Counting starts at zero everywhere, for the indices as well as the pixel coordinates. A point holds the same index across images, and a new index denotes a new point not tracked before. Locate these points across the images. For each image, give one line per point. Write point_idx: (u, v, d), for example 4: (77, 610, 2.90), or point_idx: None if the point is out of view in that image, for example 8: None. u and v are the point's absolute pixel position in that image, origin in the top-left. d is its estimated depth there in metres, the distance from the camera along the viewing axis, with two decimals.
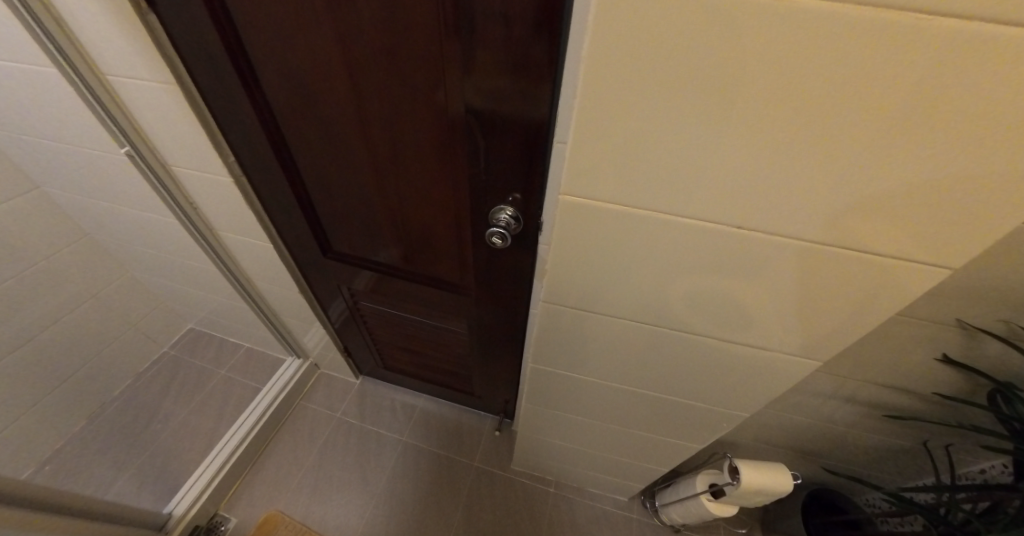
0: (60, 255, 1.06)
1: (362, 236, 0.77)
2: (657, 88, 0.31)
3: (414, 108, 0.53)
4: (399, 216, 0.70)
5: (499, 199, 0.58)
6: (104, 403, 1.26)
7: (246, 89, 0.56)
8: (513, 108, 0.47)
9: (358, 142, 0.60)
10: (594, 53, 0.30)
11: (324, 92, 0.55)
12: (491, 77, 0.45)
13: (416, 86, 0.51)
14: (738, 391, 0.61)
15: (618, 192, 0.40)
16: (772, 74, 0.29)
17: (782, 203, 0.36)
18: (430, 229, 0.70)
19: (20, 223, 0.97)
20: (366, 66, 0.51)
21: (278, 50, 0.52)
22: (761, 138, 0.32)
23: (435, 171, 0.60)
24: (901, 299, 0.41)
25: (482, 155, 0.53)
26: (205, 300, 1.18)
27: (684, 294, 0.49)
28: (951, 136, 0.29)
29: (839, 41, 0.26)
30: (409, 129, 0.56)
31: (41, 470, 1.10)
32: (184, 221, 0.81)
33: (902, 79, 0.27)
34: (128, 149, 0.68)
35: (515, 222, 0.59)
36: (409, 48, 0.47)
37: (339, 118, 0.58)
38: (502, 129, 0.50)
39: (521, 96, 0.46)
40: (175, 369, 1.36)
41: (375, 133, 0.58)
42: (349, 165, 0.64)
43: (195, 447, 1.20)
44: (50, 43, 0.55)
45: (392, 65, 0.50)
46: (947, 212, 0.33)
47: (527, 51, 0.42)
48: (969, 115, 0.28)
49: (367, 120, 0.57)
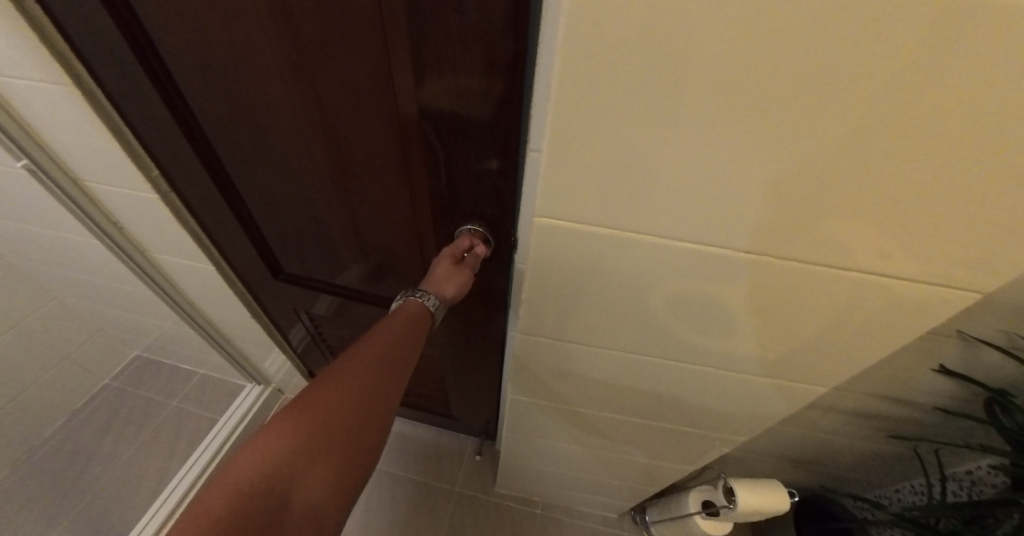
0: None
1: (315, 254, 0.70)
2: (646, 94, 0.26)
3: (361, 113, 0.46)
4: (354, 232, 0.63)
5: (466, 217, 0.53)
6: (35, 446, 1.14)
7: (161, 91, 0.48)
8: (475, 111, 0.41)
9: (300, 154, 0.53)
10: (566, 56, 0.24)
11: (251, 96, 0.47)
12: (448, 77, 0.39)
13: (360, 85, 0.43)
14: (730, 413, 0.57)
15: (601, 211, 0.34)
16: (784, 76, 0.23)
17: (778, 221, 0.32)
18: (390, 245, 0.63)
19: None
20: (299, 70, 0.43)
21: (192, 45, 0.44)
22: (767, 155, 0.27)
23: (391, 187, 0.54)
24: (904, 320, 0.37)
25: (444, 166, 0.48)
26: (149, 325, 1.07)
27: (674, 318, 0.44)
28: (998, 144, 0.24)
29: (872, 42, 0.21)
30: (357, 136, 0.49)
31: None
32: (109, 244, 0.71)
33: (944, 79, 0.22)
34: (26, 162, 0.57)
35: (476, 236, 0.54)
36: (346, 42, 0.40)
37: (274, 124, 0.50)
38: (463, 134, 0.44)
39: (481, 98, 0.40)
40: (121, 402, 1.24)
41: (320, 144, 0.51)
42: (291, 176, 0.57)
43: (143, 490, 1.10)
44: None
45: (328, 63, 0.42)
46: (967, 230, 0.29)
47: (488, 48, 0.35)
48: (1013, 130, 0.23)
49: (306, 125, 0.49)
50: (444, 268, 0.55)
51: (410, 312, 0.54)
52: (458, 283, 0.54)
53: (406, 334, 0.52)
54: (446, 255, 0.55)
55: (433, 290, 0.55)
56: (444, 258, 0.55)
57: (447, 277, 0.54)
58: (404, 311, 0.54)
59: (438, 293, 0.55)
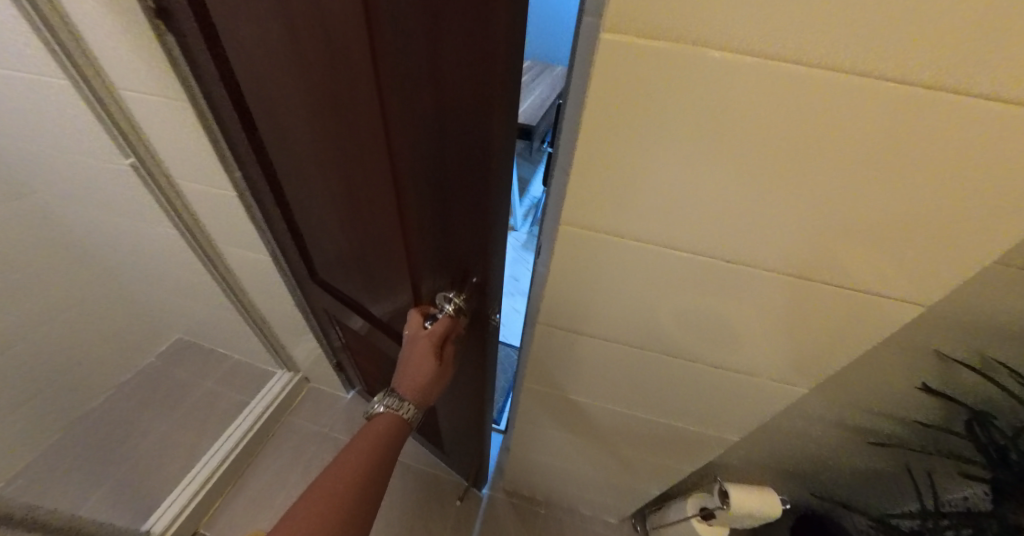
0: (53, 258, 1.12)
1: (338, 269, 0.75)
2: (658, 137, 0.34)
3: (364, 163, 0.48)
4: (364, 259, 0.66)
5: (461, 261, 0.53)
6: (81, 415, 1.24)
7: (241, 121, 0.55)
8: (462, 176, 0.42)
9: (321, 185, 0.57)
10: (597, 105, 0.33)
11: (285, 132, 0.52)
12: (436, 144, 0.40)
13: (363, 138, 0.45)
14: (725, 415, 0.63)
15: (617, 225, 0.42)
16: (763, 130, 0.31)
17: (761, 240, 0.39)
18: (390, 278, 0.66)
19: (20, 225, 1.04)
20: (313, 112, 0.46)
21: (248, 84, 0.49)
22: (751, 187, 0.35)
23: (390, 224, 0.55)
24: (866, 324, 0.43)
25: (435, 219, 0.49)
26: (193, 310, 1.17)
27: (679, 322, 0.51)
28: (929, 189, 0.32)
29: (825, 113, 0.29)
30: (362, 181, 0.51)
31: (13, 482, 1.10)
32: (183, 233, 0.82)
33: (880, 139, 0.30)
34: (133, 159, 0.68)
35: (453, 320, 0.61)
36: (350, 101, 0.42)
37: (302, 157, 0.54)
38: (452, 193, 0.44)
39: (467, 164, 0.40)
40: (158, 380, 1.34)
41: (334, 181, 0.55)
42: (317, 200, 0.61)
43: (176, 461, 1.18)
44: (66, 59, 0.56)
45: (336, 117, 0.44)
46: (916, 253, 0.36)
47: (475, 123, 0.36)
48: (934, 178, 0.31)
49: (324, 163, 0.53)
50: (431, 375, 0.65)
51: (401, 424, 0.67)
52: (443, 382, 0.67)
53: (404, 434, 0.68)
54: (429, 370, 0.64)
55: (423, 399, 0.66)
56: (426, 369, 0.64)
57: (435, 381, 0.65)
58: (395, 425, 0.66)
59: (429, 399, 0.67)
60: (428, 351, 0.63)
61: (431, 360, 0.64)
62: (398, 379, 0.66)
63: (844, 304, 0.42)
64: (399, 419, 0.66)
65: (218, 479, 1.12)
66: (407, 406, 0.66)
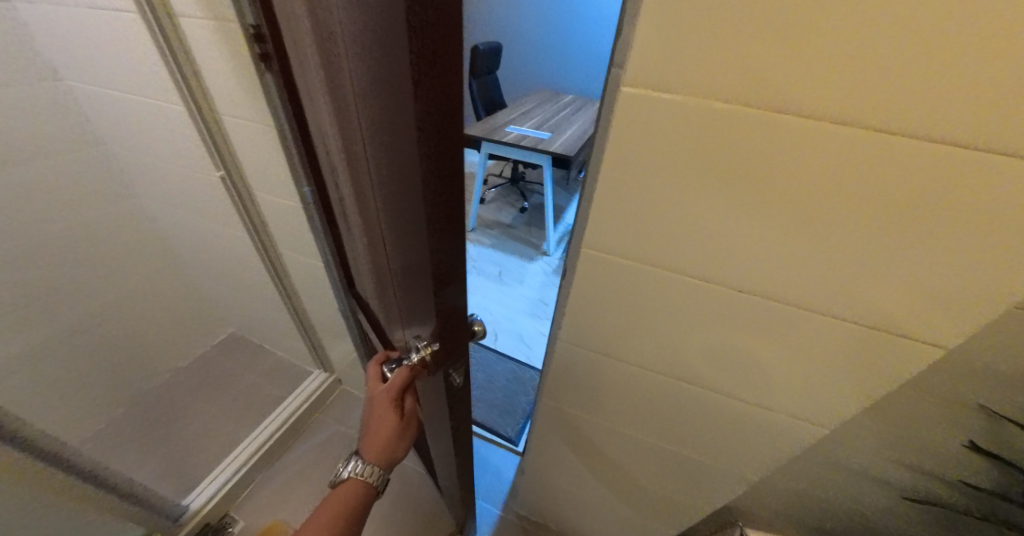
0: (149, 249, 1.33)
1: (365, 285, 0.76)
2: (674, 171, 0.38)
3: (358, 179, 0.47)
4: (373, 280, 0.65)
5: (420, 290, 0.45)
6: (143, 392, 1.38)
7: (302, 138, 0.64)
8: (405, 189, 0.35)
9: (348, 200, 0.60)
10: (621, 141, 0.38)
11: (325, 147, 0.57)
12: (385, 150, 0.36)
13: (352, 153, 0.44)
14: (743, 450, 0.62)
15: (637, 250, 0.45)
16: (771, 169, 0.35)
17: (775, 271, 0.41)
18: (387, 305, 0.62)
19: (130, 219, 1.27)
20: (332, 130, 0.48)
21: (305, 104, 0.56)
22: (762, 221, 0.38)
23: (374, 241, 0.52)
24: (883, 363, 0.44)
25: (400, 241, 0.43)
26: (247, 306, 1.29)
27: (696, 349, 0.52)
28: (937, 231, 0.33)
29: (825, 158, 0.33)
30: (360, 197, 0.50)
31: (84, 443, 1.24)
32: (253, 237, 0.92)
33: (884, 183, 0.32)
34: (223, 172, 0.80)
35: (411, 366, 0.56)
36: (340, 114, 0.42)
37: (335, 171, 0.58)
38: (402, 209, 0.38)
39: (404, 170, 0.34)
40: (210, 368, 1.47)
41: (350, 196, 0.56)
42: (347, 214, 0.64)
43: (216, 445, 1.27)
44: (187, 89, 0.69)
45: (340, 132, 0.45)
46: (932, 294, 0.37)
47: (395, 116, 0.30)
48: (939, 222, 0.33)
49: (344, 178, 0.54)
50: (391, 429, 0.62)
51: (367, 489, 0.62)
52: (408, 437, 0.66)
53: (372, 497, 0.64)
54: (390, 425, 0.61)
55: (390, 458, 0.64)
56: (387, 423, 0.61)
57: (397, 435, 0.63)
58: (362, 492, 0.62)
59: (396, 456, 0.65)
60: (390, 410, 0.61)
61: (394, 419, 0.61)
62: (362, 440, 0.63)
63: (862, 342, 0.43)
64: (368, 487, 0.62)
65: (261, 456, 1.22)
66: (371, 469, 0.62)
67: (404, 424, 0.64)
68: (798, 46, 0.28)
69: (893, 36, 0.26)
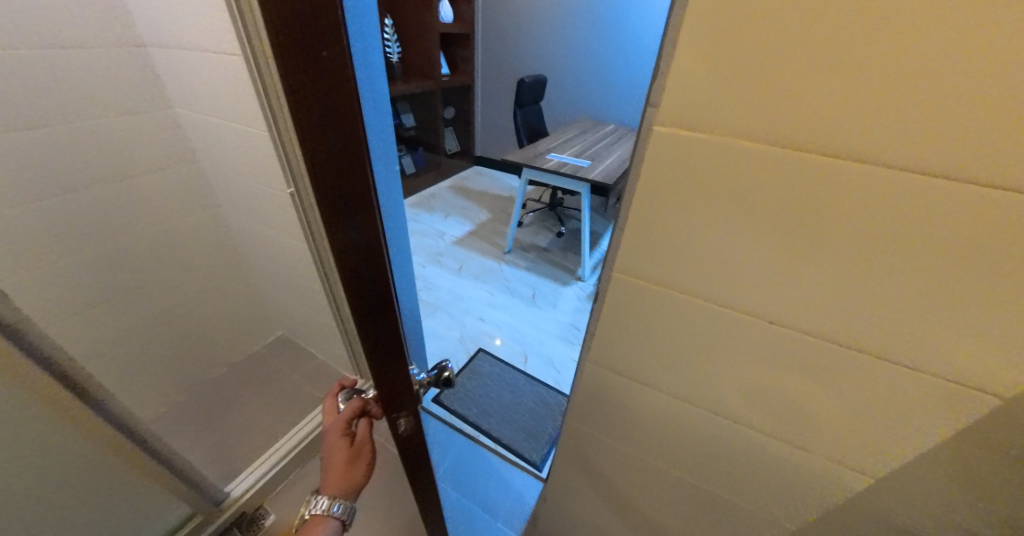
0: (220, 253, 1.48)
1: None
2: (704, 203, 0.40)
3: None
4: None
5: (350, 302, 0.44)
6: (201, 383, 1.53)
7: None
8: None
9: None
10: (653, 173, 0.41)
11: None
12: None
13: None
14: (774, 494, 0.59)
15: (666, 277, 0.47)
16: (801, 203, 0.36)
17: (807, 305, 0.41)
18: None
19: (206, 226, 1.42)
20: None
21: None
22: (794, 254, 0.39)
23: None
24: (938, 411, 0.41)
25: None
26: (298, 311, 1.41)
27: (725, 381, 0.52)
28: (980, 272, 0.33)
29: (856, 194, 0.34)
30: None
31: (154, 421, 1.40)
32: (311, 248, 1.01)
33: (918, 220, 0.33)
34: (292, 189, 0.90)
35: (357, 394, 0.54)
36: None
37: None
38: None
39: None
40: (260, 365, 1.63)
41: None
42: None
43: (257, 439, 1.36)
44: (273, 117, 0.80)
45: None
46: (980, 337, 0.36)
47: None
48: (982, 262, 0.32)
49: None
50: (347, 458, 0.59)
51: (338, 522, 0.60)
52: (368, 462, 0.62)
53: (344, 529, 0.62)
54: (343, 456, 0.58)
55: (352, 487, 0.61)
56: (339, 453, 0.58)
57: (352, 463, 0.60)
58: (329, 525, 0.60)
59: (360, 483, 0.62)
60: (338, 436, 0.59)
61: (340, 447, 0.58)
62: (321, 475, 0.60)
63: (904, 386, 0.41)
64: (336, 519, 0.59)
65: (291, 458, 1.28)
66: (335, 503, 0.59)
67: (357, 450, 0.60)
68: (831, 95, 0.31)
69: (926, 87, 0.28)
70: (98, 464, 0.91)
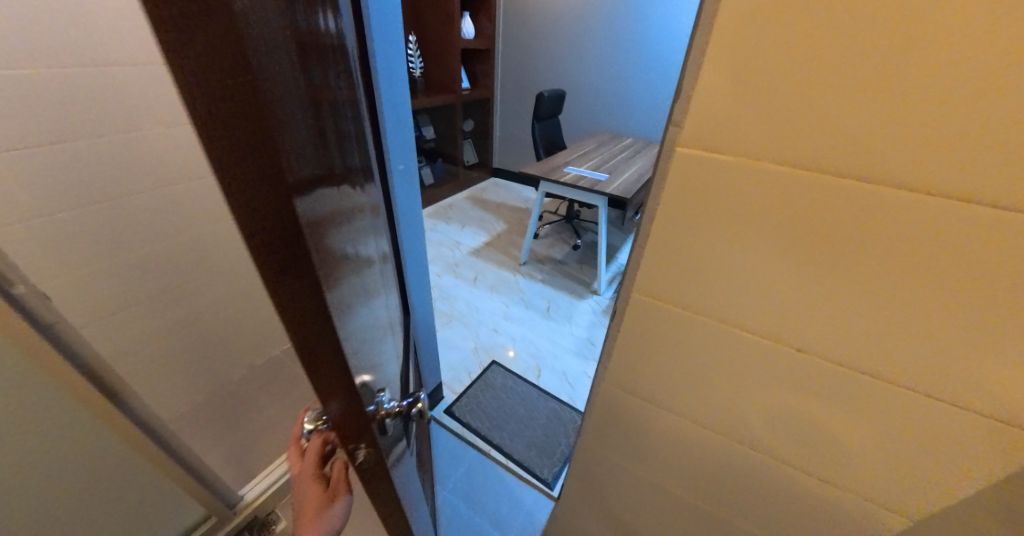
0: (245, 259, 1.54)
1: None
2: (725, 227, 0.39)
3: None
4: None
5: None
6: (222, 385, 1.58)
7: None
8: None
9: None
10: (673, 196, 0.40)
11: None
12: None
13: None
14: (794, 526, 0.57)
15: (684, 300, 0.46)
16: (828, 229, 0.35)
17: (833, 334, 0.40)
18: None
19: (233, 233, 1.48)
20: None
21: None
22: (819, 280, 0.38)
23: None
24: (983, 452, 0.38)
25: None
26: None
27: (743, 407, 0.50)
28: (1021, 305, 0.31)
29: (888, 220, 0.33)
30: None
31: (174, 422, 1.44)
32: None
33: (954, 249, 0.32)
34: None
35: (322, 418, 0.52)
36: None
37: None
38: None
39: None
40: (278, 370, 1.68)
41: None
42: None
43: (272, 443, 1.39)
44: None
45: None
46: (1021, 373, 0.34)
47: None
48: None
49: None
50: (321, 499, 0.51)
51: None
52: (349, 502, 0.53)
53: None
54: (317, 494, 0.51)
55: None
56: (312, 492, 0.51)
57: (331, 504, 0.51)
58: None
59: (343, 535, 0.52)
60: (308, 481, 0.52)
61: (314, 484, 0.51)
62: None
63: (938, 421, 0.39)
64: None
65: None
66: None
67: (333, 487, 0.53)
68: (860, 121, 0.30)
69: (963, 114, 0.27)
70: (124, 461, 0.94)
